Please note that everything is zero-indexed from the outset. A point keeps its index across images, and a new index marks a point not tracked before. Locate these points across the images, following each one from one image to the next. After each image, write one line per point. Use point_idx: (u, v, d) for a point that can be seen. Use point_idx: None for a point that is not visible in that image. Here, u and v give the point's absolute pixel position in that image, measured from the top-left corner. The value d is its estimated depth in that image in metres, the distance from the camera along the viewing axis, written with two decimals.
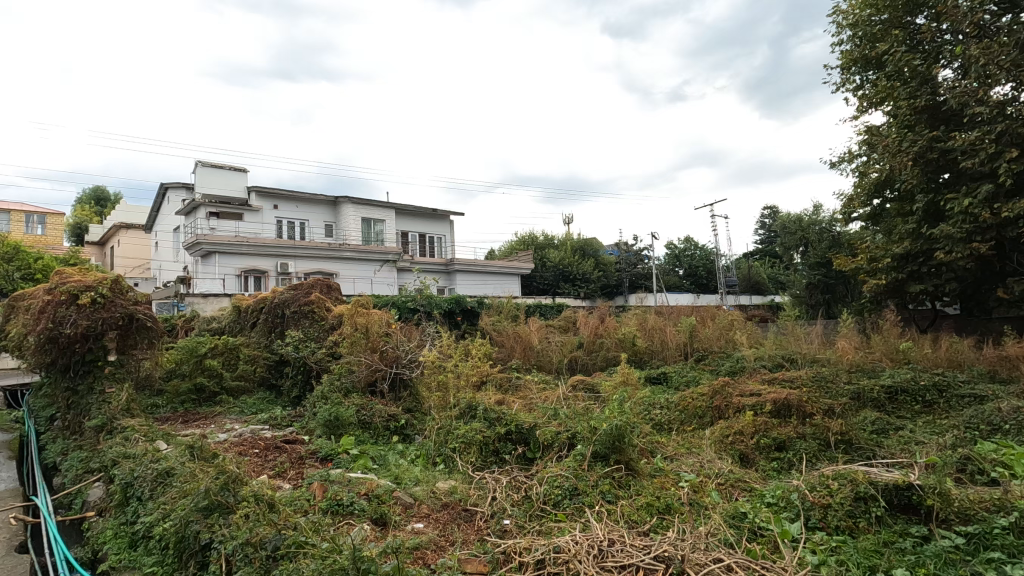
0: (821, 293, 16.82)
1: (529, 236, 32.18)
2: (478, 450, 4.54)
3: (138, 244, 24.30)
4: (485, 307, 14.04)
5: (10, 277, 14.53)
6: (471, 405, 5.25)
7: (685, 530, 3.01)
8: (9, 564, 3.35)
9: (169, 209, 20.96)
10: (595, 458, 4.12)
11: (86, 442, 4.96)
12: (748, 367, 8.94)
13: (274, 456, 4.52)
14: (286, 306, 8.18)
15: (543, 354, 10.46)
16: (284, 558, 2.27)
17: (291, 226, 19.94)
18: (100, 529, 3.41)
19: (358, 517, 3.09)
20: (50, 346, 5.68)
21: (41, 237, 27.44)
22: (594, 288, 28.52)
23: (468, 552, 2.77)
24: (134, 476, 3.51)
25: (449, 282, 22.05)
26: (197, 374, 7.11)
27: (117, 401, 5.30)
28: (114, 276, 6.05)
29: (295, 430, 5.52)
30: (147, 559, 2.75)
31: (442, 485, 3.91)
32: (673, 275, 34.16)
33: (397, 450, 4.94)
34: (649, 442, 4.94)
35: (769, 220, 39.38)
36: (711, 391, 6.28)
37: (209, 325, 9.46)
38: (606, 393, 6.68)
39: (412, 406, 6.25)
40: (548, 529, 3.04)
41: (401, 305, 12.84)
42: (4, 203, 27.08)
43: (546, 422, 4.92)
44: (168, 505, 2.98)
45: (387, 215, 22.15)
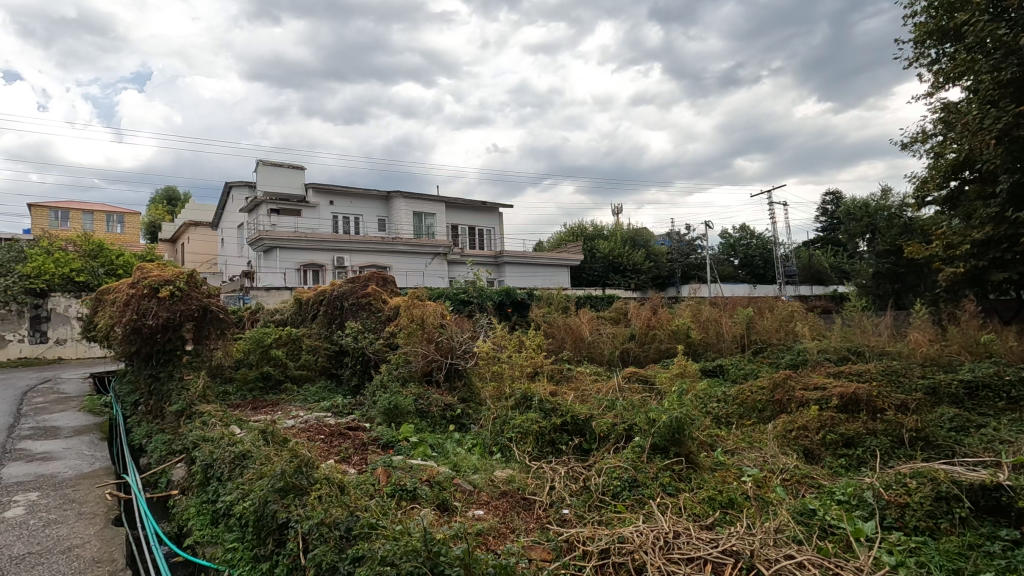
0: (890, 283, 15.93)
1: (578, 228, 31.94)
2: (535, 440, 4.56)
3: (206, 240, 25.73)
4: (536, 299, 14.06)
5: (96, 272, 15.68)
6: (527, 396, 5.27)
7: (752, 527, 2.93)
8: (109, 534, 3.66)
9: (233, 207, 22.03)
10: (654, 450, 4.07)
11: (168, 425, 5.31)
12: (811, 360, 8.58)
13: (339, 442, 4.71)
14: (345, 298, 8.44)
15: (593, 346, 10.34)
16: (357, 538, 2.36)
17: (346, 221, 20.60)
18: (185, 507, 3.67)
19: (422, 502, 3.18)
20: (134, 336, 6.08)
21: (120, 235, 29.56)
22: (645, 279, 28.03)
23: (531, 539, 2.80)
24: (213, 457, 3.73)
25: (499, 274, 22.14)
26: (263, 363, 7.46)
27: (195, 388, 5.66)
28: (189, 271, 6.42)
29: (357, 417, 5.72)
30: (228, 535, 2.94)
31: (500, 474, 3.96)
32: (728, 265, 33.18)
33: (454, 440, 5.02)
34: (708, 436, 4.82)
35: (831, 207, 37.61)
36: (771, 384, 6.09)
37: (273, 317, 9.92)
38: (662, 385, 6.61)
39: (467, 396, 6.35)
40: (608, 520, 3.04)
41: (453, 297, 13.04)
42: (88, 205, 29.35)
43: (602, 413, 4.91)
44: (246, 485, 3.15)
45: (437, 208, 22.47)
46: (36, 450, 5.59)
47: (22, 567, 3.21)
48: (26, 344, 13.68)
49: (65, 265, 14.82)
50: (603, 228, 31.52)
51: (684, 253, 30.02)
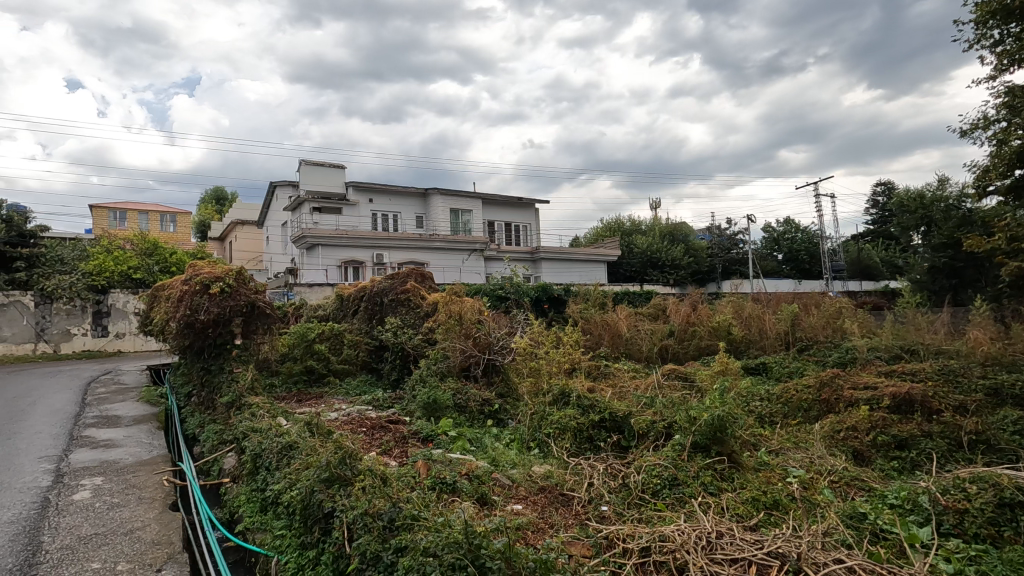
0: (946, 278, 15.15)
1: (615, 223, 31.60)
2: (573, 436, 4.55)
3: (253, 238, 26.67)
4: (572, 295, 14.01)
5: (151, 269, 16.47)
6: (565, 392, 5.25)
7: (800, 529, 2.85)
8: (167, 518, 3.85)
9: (278, 206, 22.73)
10: (694, 449, 3.99)
11: (219, 416, 5.54)
12: (860, 359, 8.24)
13: (381, 435, 4.81)
14: (384, 294, 8.59)
15: (631, 343, 10.17)
16: (400, 529, 2.41)
17: (385, 218, 20.96)
18: (236, 494, 3.83)
19: (462, 495, 3.22)
20: (188, 330, 6.36)
21: (172, 234, 30.97)
22: (684, 275, 27.51)
23: (571, 535, 2.80)
24: (261, 447, 3.87)
25: (535, 270, 22.11)
26: (307, 357, 7.69)
27: (244, 380, 5.89)
28: (237, 269, 6.66)
29: (397, 411, 5.83)
30: (277, 523, 3.06)
31: (538, 469, 3.97)
32: (771, 260, 32.23)
33: (493, 435, 5.05)
34: (752, 435, 4.70)
35: (882, 198, 36.00)
36: (818, 382, 5.88)
37: (316, 313, 10.20)
38: (703, 383, 6.49)
39: (504, 392, 6.40)
40: (647, 518, 3.01)
41: (490, 293, 13.10)
42: (144, 205, 30.85)
43: (640, 411, 4.85)
44: (293, 475, 3.25)
45: (474, 205, 22.62)
46: (100, 437, 5.93)
47: (90, 546, 3.42)
48: (90, 337, 14.51)
49: (123, 263, 15.60)
50: (641, 223, 31.07)
51: (725, 248, 29.33)
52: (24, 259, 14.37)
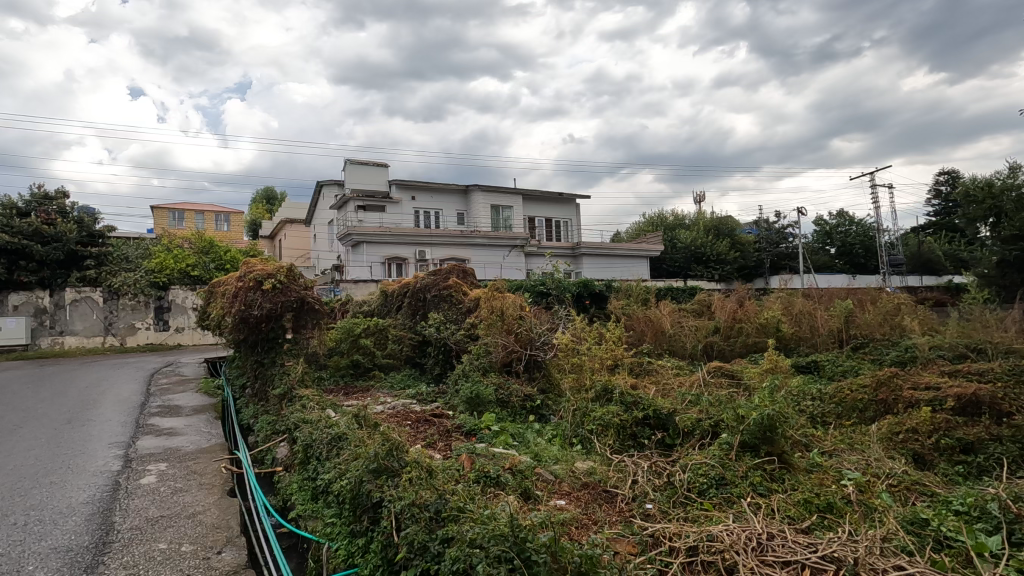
0: (1018, 272, 14.23)
1: (657, 218, 31.02)
2: (616, 434, 4.50)
3: (301, 236, 27.59)
4: (614, 291, 13.88)
5: (207, 267, 17.27)
6: (607, 388, 5.18)
7: (856, 534, 2.74)
8: (225, 504, 4.04)
9: (324, 205, 23.41)
10: (743, 449, 3.88)
11: (272, 407, 5.77)
12: (922, 357, 7.83)
13: (425, 428, 4.91)
14: (427, 290, 8.71)
15: (675, 339, 9.92)
16: (446, 520, 2.45)
17: (427, 215, 21.27)
18: (289, 482, 3.99)
19: (506, 489, 3.24)
20: (242, 324, 6.63)
21: (226, 232, 32.41)
22: (730, 270, 26.79)
23: (616, 532, 2.79)
24: (312, 438, 4.00)
25: (576, 265, 21.98)
26: (353, 352, 7.92)
27: (294, 373, 6.10)
28: (288, 265, 6.91)
29: (440, 405, 5.92)
30: (328, 512, 3.16)
31: (581, 465, 3.96)
32: (823, 255, 30.99)
33: (535, 430, 5.07)
34: (803, 435, 4.54)
35: (946, 187, 34.02)
36: (874, 381, 5.63)
37: (362, 309, 10.47)
38: (751, 381, 6.32)
39: (545, 388, 6.41)
40: (694, 518, 2.96)
41: (530, 289, 13.10)
42: (201, 206, 32.41)
43: (685, 408, 4.77)
44: (343, 465, 3.35)
45: (514, 201, 22.67)
46: (163, 426, 6.27)
47: (157, 528, 3.63)
48: (152, 332, 15.34)
49: (183, 261, 16.46)
50: (684, 218, 30.39)
51: (774, 242, 28.39)
52: (94, 257, 15.31)
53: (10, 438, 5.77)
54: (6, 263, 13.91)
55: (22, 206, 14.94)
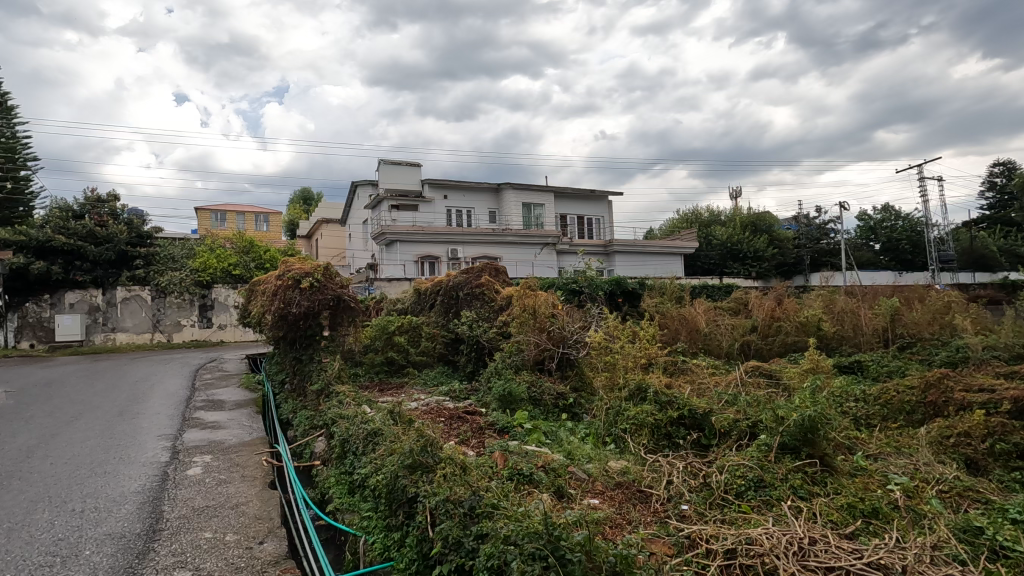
0: None
1: (692, 214, 30.48)
2: (650, 433, 4.44)
3: (337, 235, 28.16)
4: (647, 289, 13.72)
5: (248, 266, 17.83)
6: (641, 387, 5.10)
7: (904, 541, 2.63)
8: (266, 496, 4.17)
9: (359, 204, 23.83)
10: (783, 450, 3.77)
11: (310, 402, 5.92)
12: (974, 358, 7.47)
13: (458, 425, 4.95)
14: (460, 288, 8.76)
15: (710, 338, 9.69)
16: (480, 516, 2.47)
17: (459, 214, 21.43)
18: (326, 476, 4.08)
19: (539, 487, 3.24)
20: (282, 322, 6.81)
21: (265, 232, 33.37)
22: (768, 267, 26.13)
23: (651, 532, 2.75)
24: (348, 433, 4.08)
25: (609, 263, 21.79)
26: (387, 349, 8.04)
27: (331, 369, 6.22)
28: (325, 264, 7.06)
29: (474, 402, 5.96)
30: (364, 506, 3.22)
31: (614, 464, 3.93)
32: (867, 251, 29.90)
33: (568, 428, 5.06)
34: (846, 438, 4.40)
35: (1001, 179, 32.30)
36: (923, 382, 5.39)
37: (396, 306, 10.63)
38: (790, 381, 6.15)
39: (578, 386, 6.39)
40: (732, 520, 2.90)
41: (563, 287, 13.04)
42: (241, 207, 33.46)
43: (722, 409, 4.67)
44: (379, 460, 3.40)
45: (546, 198, 22.62)
46: (208, 419, 6.51)
47: (203, 517, 3.78)
48: (197, 328, 15.90)
49: (225, 260, 17.18)
50: (720, 214, 29.75)
51: (814, 238, 27.55)
52: (143, 257, 15.95)
53: (67, 429, 6.09)
54: (63, 263, 14.66)
55: (77, 209, 15.86)
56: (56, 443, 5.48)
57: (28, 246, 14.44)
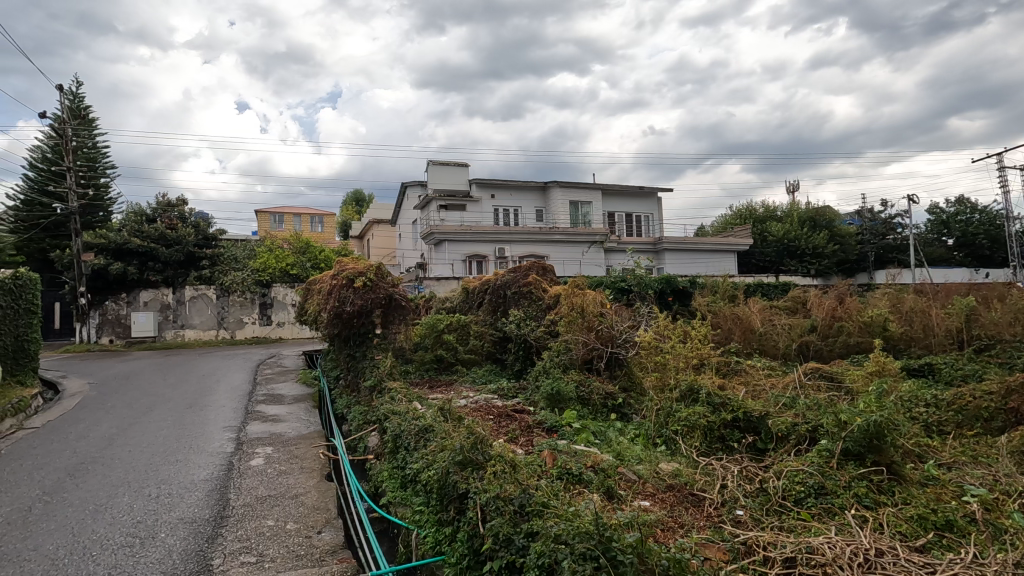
0: None
1: (746, 210, 29.46)
2: (703, 435, 4.33)
3: (387, 235, 28.90)
4: (698, 287, 13.39)
5: (304, 266, 18.57)
6: (693, 388, 4.97)
7: (983, 557, 2.46)
8: (323, 488, 4.33)
9: (408, 205, 24.36)
10: (845, 457, 3.60)
11: (363, 398, 6.10)
12: None
13: (507, 423, 4.99)
14: (508, 287, 8.78)
15: (766, 338, 9.35)
16: (531, 515, 2.48)
17: (506, 213, 21.56)
18: (379, 470, 4.19)
19: (589, 487, 3.22)
20: (337, 320, 7.06)
21: (320, 233, 34.65)
22: (828, 264, 24.96)
23: (705, 537, 2.68)
24: (400, 429, 4.17)
25: (658, 261, 21.38)
26: (437, 347, 8.20)
27: (383, 366, 6.38)
28: (377, 264, 7.25)
29: (522, 400, 5.99)
30: (417, 500, 3.30)
31: (666, 466, 3.86)
32: (939, 246, 28.08)
33: (617, 429, 5.01)
34: (916, 445, 4.14)
35: None
36: (1004, 388, 5.01)
37: (445, 305, 10.81)
38: (852, 384, 5.87)
39: (627, 386, 6.31)
40: (791, 527, 2.79)
41: (611, 285, 12.87)
42: (298, 209, 34.88)
43: (779, 412, 4.51)
44: (430, 456, 3.47)
45: (593, 196, 22.43)
46: (269, 413, 6.82)
47: (266, 506, 3.97)
48: (257, 326, 16.65)
49: (283, 261, 17.93)
50: (776, 209, 28.61)
51: (879, 233, 26.15)
52: (209, 258, 16.92)
53: (143, 419, 6.53)
54: (138, 264, 15.74)
55: (150, 213, 16.98)
56: (133, 432, 5.88)
57: (107, 248, 15.52)
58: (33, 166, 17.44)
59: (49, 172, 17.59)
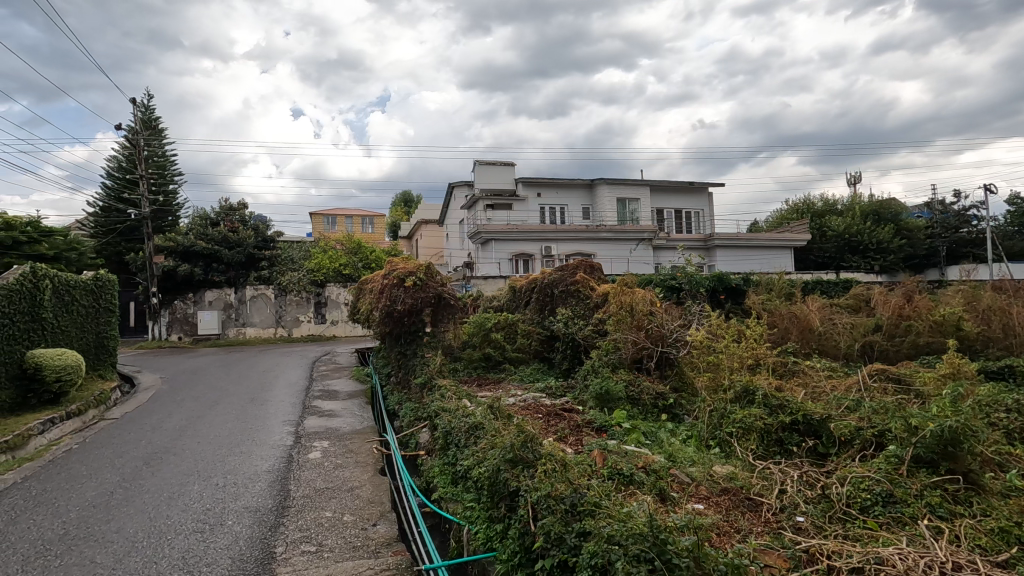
0: None
1: (803, 204, 28.23)
2: (759, 438, 4.18)
3: (435, 235, 29.39)
4: (752, 285, 12.94)
5: (356, 266, 19.13)
6: (748, 389, 4.80)
7: None
8: (377, 482, 4.45)
9: (456, 205, 24.68)
10: (917, 464, 3.40)
11: (414, 394, 6.22)
12: None
13: (556, 421, 4.98)
14: (555, 286, 8.75)
15: (826, 338, 8.94)
16: (582, 514, 2.47)
17: (553, 212, 21.51)
18: (431, 466, 4.27)
19: (641, 488, 3.17)
20: (388, 318, 7.24)
21: (371, 234, 35.63)
22: (894, 260, 23.62)
23: (763, 543, 2.59)
24: (451, 426, 4.23)
25: (709, 258, 20.83)
26: (485, 345, 8.28)
27: (433, 364, 6.49)
28: (426, 263, 7.37)
29: (570, 399, 5.96)
30: (468, 496, 3.34)
31: (720, 469, 3.75)
32: (1020, 240, 26.06)
33: (668, 430, 4.91)
34: (996, 453, 3.86)
35: None
36: None
37: (492, 303, 10.89)
38: (923, 387, 5.53)
39: (678, 387, 6.18)
40: (857, 536, 2.66)
41: (661, 283, 12.61)
42: (350, 210, 35.99)
43: (841, 415, 4.30)
44: (480, 453, 3.50)
45: (642, 193, 22.04)
46: (325, 408, 7.07)
47: (324, 498, 4.11)
48: (312, 324, 17.28)
49: (336, 261, 18.60)
50: (836, 202, 27.27)
51: (951, 226, 24.55)
52: (268, 259, 17.67)
53: (209, 412, 6.89)
54: (204, 265, 16.74)
55: (214, 217, 17.84)
56: (201, 424, 6.23)
57: (175, 251, 16.53)
58: (110, 175, 18.70)
59: (124, 180, 18.80)
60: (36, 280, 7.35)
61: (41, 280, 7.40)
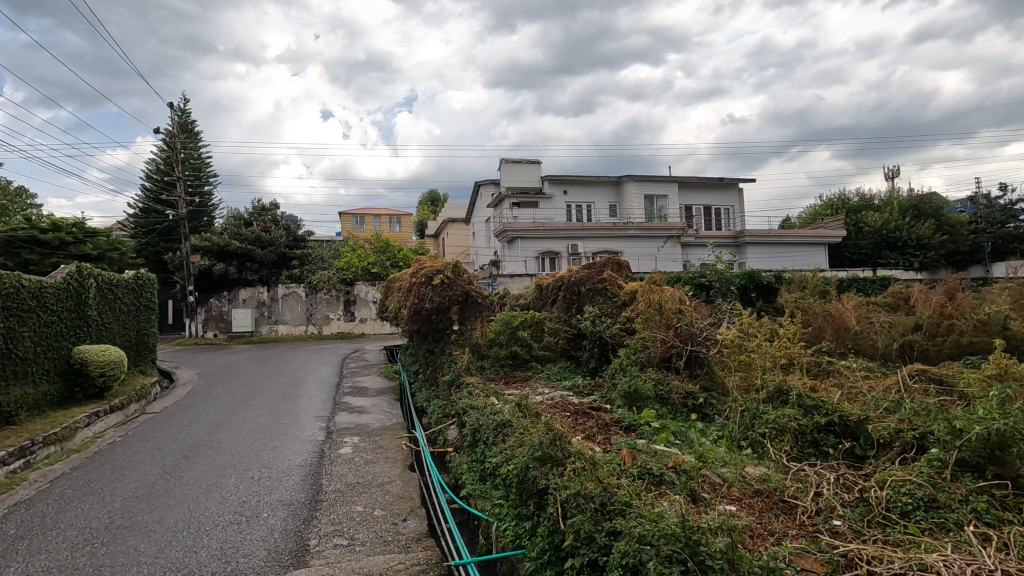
0: None
1: (838, 199, 27.44)
2: (793, 440, 4.08)
3: (462, 234, 29.57)
4: (785, 282, 12.64)
5: (385, 264, 19.38)
6: (781, 389, 4.70)
7: None
8: (406, 478, 4.50)
9: (482, 203, 24.76)
10: (961, 468, 3.28)
11: (442, 391, 6.27)
12: None
13: (584, 420, 4.96)
14: (582, 284, 8.71)
15: (863, 337, 8.66)
16: (612, 513, 2.45)
17: (579, 209, 21.39)
18: (459, 463, 4.29)
19: (672, 488, 3.13)
20: (417, 316, 7.30)
21: (399, 233, 36.08)
22: (935, 257, 22.76)
23: (800, 547, 2.52)
24: (479, 423, 4.25)
25: (740, 255, 20.45)
26: (512, 343, 8.29)
27: (461, 362, 6.53)
28: (453, 262, 7.40)
29: (598, 398, 5.92)
30: (496, 494, 3.35)
31: (753, 471, 3.67)
32: None
33: (698, 429, 4.84)
34: None
35: None
36: None
37: (519, 301, 10.89)
38: (966, 388, 5.33)
39: (709, 386, 6.08)
40: (897, 541, 2.58)
41: (690, 281, 12.43)
42: (379, 210, 36.51)
43: (880, 417, 4.18)
44: (509, 451, 3.50)
45: (670, 189, 21.74)
46: (355, 404, 7.19)
47: (354, 493, 4.18)
48: (342, 321, 17.57)
49: (365, 260, 18.72)
50: (873, 197, 26.41)
51: (996, 221, 23.54)
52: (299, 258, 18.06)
53: (243, 408, 7.07)
54: (238, 264, 17.19)
55: (247, 217, 18.34)
56: (236, 419, 6.40)
57: (211, 250, 17.02)
58: (149, 177, 19.35)
59: (162, 182, 19.45)
60: (81, 279, 7.65)
61: (86, 279, 7.71)
